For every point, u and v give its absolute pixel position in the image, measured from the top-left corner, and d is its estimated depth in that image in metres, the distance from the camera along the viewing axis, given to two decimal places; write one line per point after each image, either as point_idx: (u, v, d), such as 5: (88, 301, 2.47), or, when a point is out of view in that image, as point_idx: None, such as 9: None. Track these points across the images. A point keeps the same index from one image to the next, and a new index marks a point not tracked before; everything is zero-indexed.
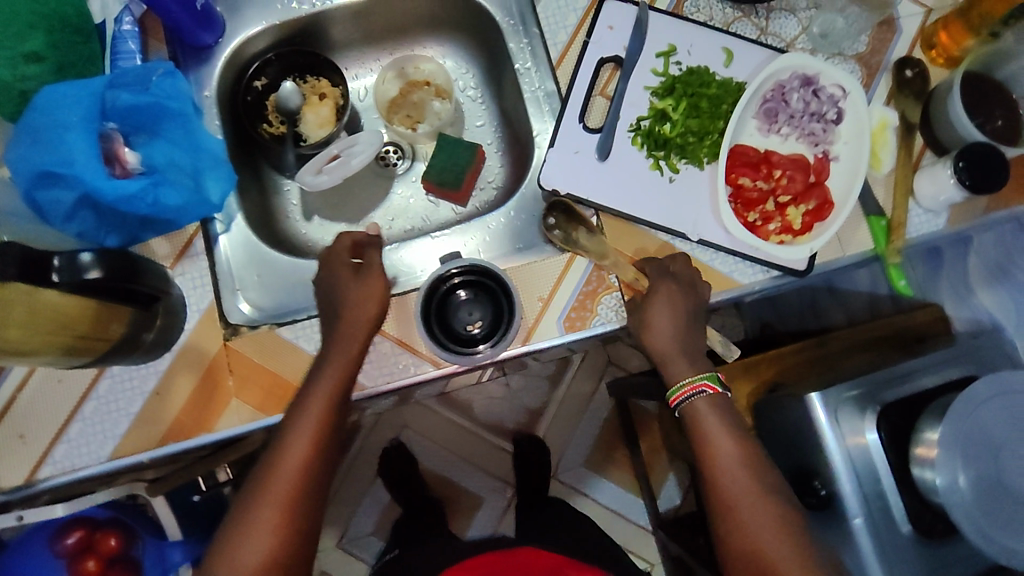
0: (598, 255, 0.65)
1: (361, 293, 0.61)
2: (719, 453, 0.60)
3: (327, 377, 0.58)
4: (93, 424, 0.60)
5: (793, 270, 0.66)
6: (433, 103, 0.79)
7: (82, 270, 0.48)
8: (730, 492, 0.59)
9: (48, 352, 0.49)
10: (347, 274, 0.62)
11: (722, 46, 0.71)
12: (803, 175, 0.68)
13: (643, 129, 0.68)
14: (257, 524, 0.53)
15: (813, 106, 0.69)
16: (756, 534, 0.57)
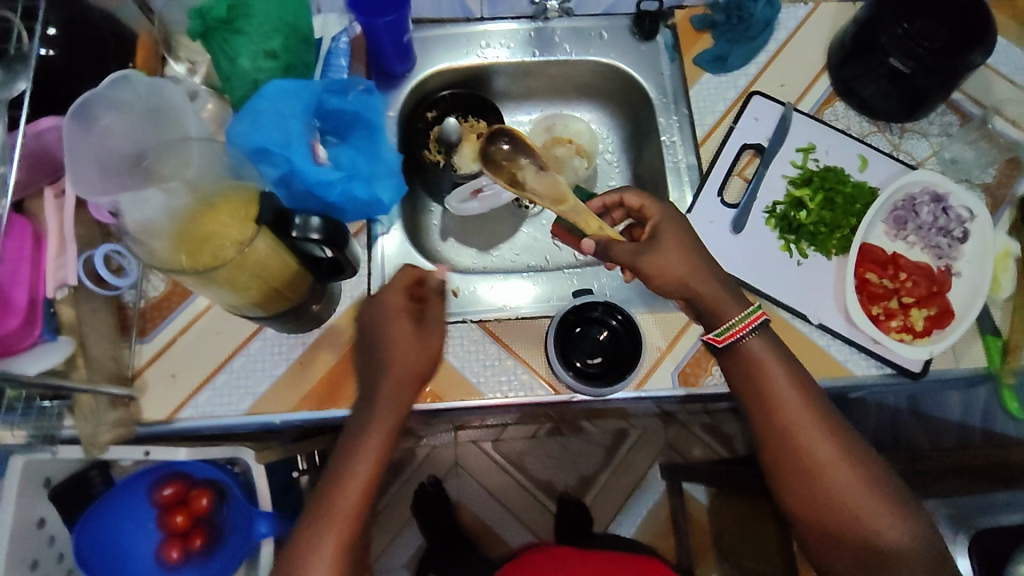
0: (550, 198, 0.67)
1: (424, 347, 0.60)
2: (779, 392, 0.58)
3: (415, 357, 0.59)
4: (237, 377, 0.64)
5: (910, 371, 0.68)
6: (502, 146, 0.70)
7: (309, 231, 0.54)
8: (799, 429, 0.57)
9: (248, 293, 0.56)
10: (406, 325, 0.60)
11: (858, 153, 0.76)
12: (927, 283, 0.71)
13: (778, 213, 0.73)
14: (349, 488, 0.54)
15: (941, 221, 0.73)
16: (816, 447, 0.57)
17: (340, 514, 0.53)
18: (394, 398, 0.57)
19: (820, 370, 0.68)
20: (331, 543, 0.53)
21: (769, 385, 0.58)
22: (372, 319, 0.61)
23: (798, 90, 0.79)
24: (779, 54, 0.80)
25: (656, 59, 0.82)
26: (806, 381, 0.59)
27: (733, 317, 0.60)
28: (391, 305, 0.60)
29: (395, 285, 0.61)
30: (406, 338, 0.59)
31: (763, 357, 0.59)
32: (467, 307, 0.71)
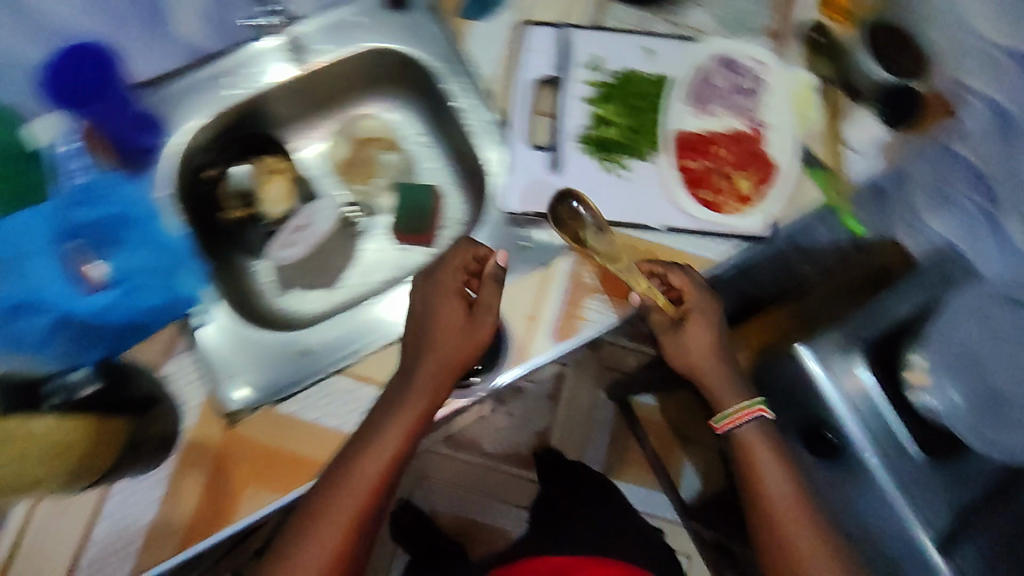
0: (604, 255, 0.66)
1: (466, 336, 0.61)
2: (764, 478, 0.66)
3: (461, 347, 0.61)
4: (108, 544, 0.57)
5: (755, 235, 0.68)
6: (572, 205, 0.68)
7: (76, 390, 0.57)
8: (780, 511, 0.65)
9: (50, 479, 0.54)
10: (458, 310, 0.62)
11: (640, 46, 0.74)
12: (739, 148, 0.71)
13: (591, 137, 0.71)
14: (383, 444, 0.59)
15: (734, 83, 0.74)
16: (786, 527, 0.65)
17: (370, 466, 0.58)
18: (433, 381, 0.60)
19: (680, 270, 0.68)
20: (356, 493, 0.58)
21: (759, 474, 0.66)
22: (423, 307, 0.64)
23: (567, 3, 0.76)
24: None
25: (420, 25, 0.76)
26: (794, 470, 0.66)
27: (733, 406, 0.67)
28: (444, 286, 0.64)
29: (450, 266, 0.65)
30: (450, 326, 0.61)
31: (755, 445, 0.67)
32: (324, 362, 0.65)
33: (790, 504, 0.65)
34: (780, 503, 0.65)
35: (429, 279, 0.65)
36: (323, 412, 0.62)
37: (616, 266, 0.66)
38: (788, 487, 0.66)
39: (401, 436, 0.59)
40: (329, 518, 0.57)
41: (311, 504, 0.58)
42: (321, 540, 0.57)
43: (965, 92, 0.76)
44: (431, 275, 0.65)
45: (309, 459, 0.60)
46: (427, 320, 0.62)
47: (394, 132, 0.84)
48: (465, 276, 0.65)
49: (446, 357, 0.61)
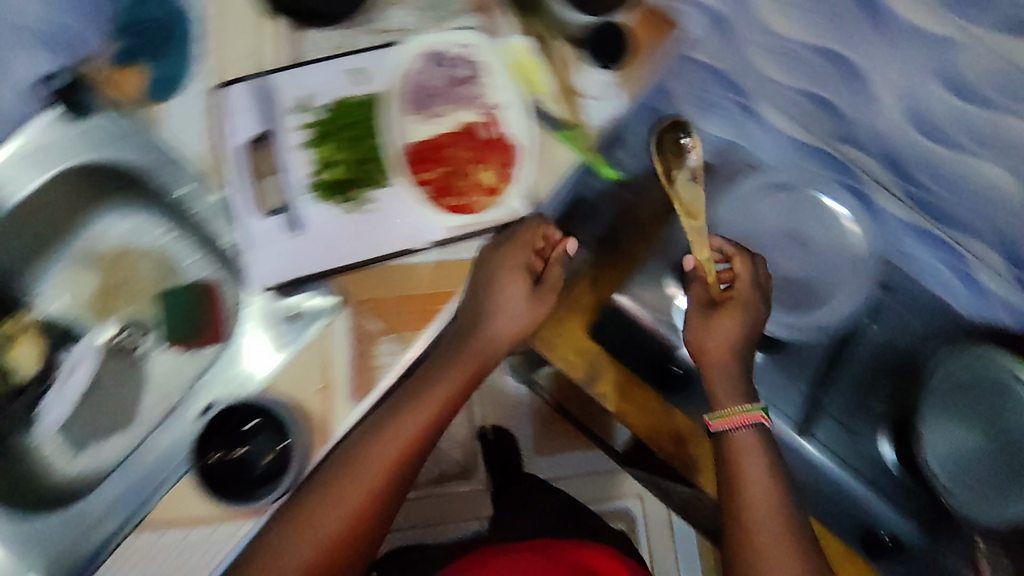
0: (690, 212, 0.69)
1: (524, 309, 0.71)
2: (748, 486, 0.62)
3: (509, 323, 0.70)
4: None
5: (523, 217, 0.68)
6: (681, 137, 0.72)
7: None
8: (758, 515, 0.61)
9: None
10: (520, 286, 0.69)
11: (345, 68, 0.68)
12: (474, 140, 0.68)
13: (321, 183, 0.65)
14: (419, 409, 0.66)
15: (450, 74, 0.69)
16: (765, 546, 0.60)
17: (405, 431, 0.65)
18: (458, 364, 0.69)
19: (459, 278, 0.67)
20: (392, 449, 0.64)
21: (743, 487, 0.63)
22: (498, 263, 0.67)
23: (253, 47, 0.70)
24: (209, 29, 0.70)
25: (108, 128, 0.69)
26: (782, 487, 0.63)
27: (735, 406, 0.66)
28: (504, 262, 0.67)
29: (529, 224, 0.68)
30: (509, 296, 0.69)
31: (744, 451, 0.64)
32: (114, 522, 0.66)
33: (768, 519, 0.61)
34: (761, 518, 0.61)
35: (500, 246, 0.67)
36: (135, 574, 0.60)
37: (695, 222, 0.69)
38: (771, 499, 0.62)
39: (436, 407, 0.67)
40: (366, 462, 0.63)
41: (349, 453, 0.63)
42: (355, 486, 0.63)
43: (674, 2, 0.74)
44: (500, 248, 0.67)
45: None
46: (479, 294, 0.68)
47: (129, 243, 0.70)
48: (535, 254, 0.70)
49: (502, 332, 0.70)
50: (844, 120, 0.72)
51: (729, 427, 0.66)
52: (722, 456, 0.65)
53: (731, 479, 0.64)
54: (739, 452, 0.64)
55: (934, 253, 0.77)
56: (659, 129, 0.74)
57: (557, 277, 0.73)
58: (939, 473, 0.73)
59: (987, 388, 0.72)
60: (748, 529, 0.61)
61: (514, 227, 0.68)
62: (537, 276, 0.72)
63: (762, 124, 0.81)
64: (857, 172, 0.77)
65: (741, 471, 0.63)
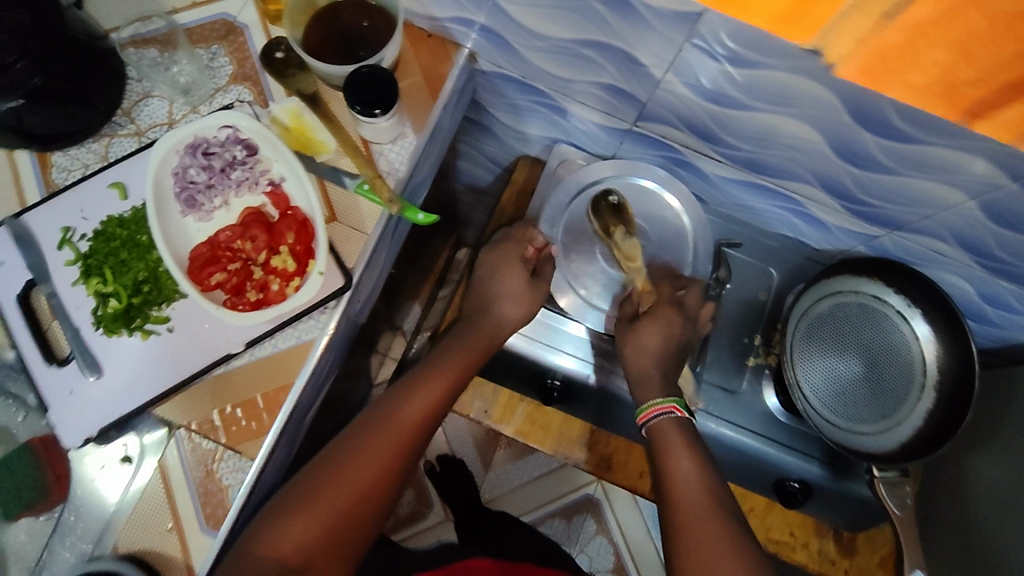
0: (627, 258, 0.76)
1: (521, 292, 0.74)
2: (676, 468, 0.64)
3: (517, 310, 0.74)
4: None
5: (338, 289, 0.63)
6: (612, 199, 0.76)
7: None
8: (695, 513, 0.60)
9: None
10: (521, 274, 0.75)
11: (108, 184, 0.65)
12: (262, 225, 0.63)
13: (103, 317, 0.61)
14: (416, 401, 0.66)
15: (217, 162, 0.65)
16: (693, 524, 0.60)
17: (402, 423, 0.64)
18: (474, 349, 0.72)
19: (292, 367, 0.63)
20: (387, 441, 0.63)
21: (671, 469, 0.64)
22: (494, 264, 0.76)
23: (14, 192, 0.67)
24: None
25: None
26: (711, 471, 0.64)
27: (656, 397, 0.69)
28: (508, 255, 0.76)
29: (517, 232, 0.78)
30: (515, 284, 0.74)
31: (671, 440, 0.66)
32: None
33: (695, 496, 0.62)
34: (692, 497, 0.62)
35: (496, 249, 0.78)
36: None
37: (634, 264, 0.75)
38: (700, 480, 0.63)
39: (413, 421, 0.65)
40: (362, 456, 0.62)
41: (346, 449, 0.62)
42: (349, 482, 0.60)
43: (442, 24, 0.72)
44: (495, 252, 0.77)
45: None
46: (494, 281, 0.75)
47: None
48: (526, 246, 0.76)
49: (508, 321, 0.74)
50: (638, 102, 0.70)
51: (651, 416, 0.68)
52: (653, 446, 0.67)
53: (660, 466, 0.65)
54: (670, 446, 0.66)
55: (773, 203, 0.76)
56: (594, 197, 0.77)
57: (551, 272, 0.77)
58: (811, 405, 0.73)
59: (860, 320, 0.73)
60: (679, 512, 0.61)
61: (507, 237, 0.78)
62: (533, 272, 0.76)
63: (573, 120, 0.80)
64: (673, 146, 0.75)
65: (670, 460, 0.65)
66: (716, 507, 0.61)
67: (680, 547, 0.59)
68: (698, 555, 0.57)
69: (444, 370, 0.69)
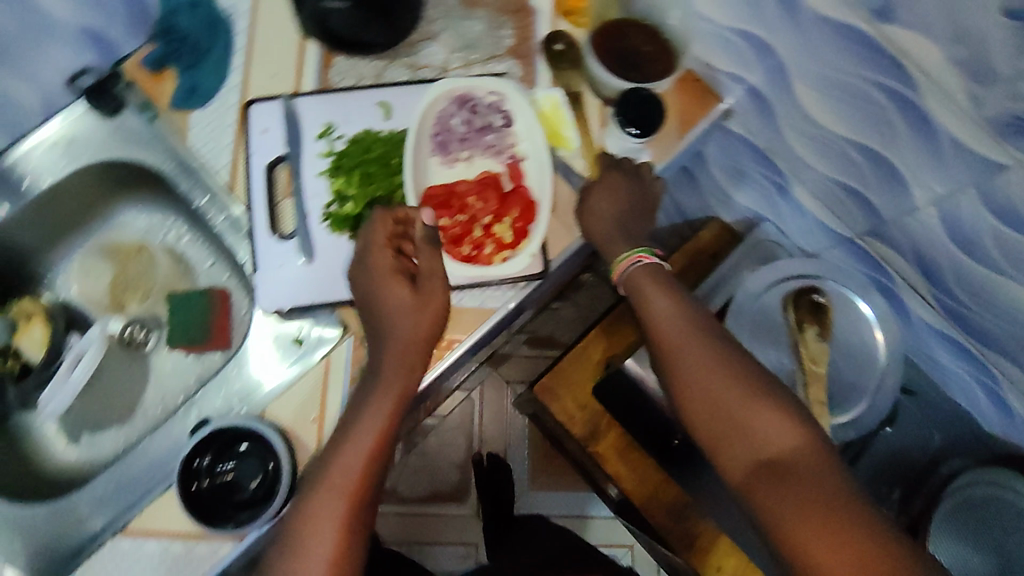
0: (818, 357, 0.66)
1: (397, 310, 0.59)
2: (656, 311, 0.62)
3: (415, 325, 0.58)
4: None
5: (537, 275, 0.67)
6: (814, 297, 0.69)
7: None
8: (676, 347, 0.60)
9: None
10: (401, 289, 0.59)
11: (377, 101, 0.70)
12: (494, 191, 0.68)
13: (334, 214, 0.66)
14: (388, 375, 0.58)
15: (478, 121, 0.69)
16: (698, 372, 0.58)
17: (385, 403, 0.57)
18: (395, 359, 0.58)
19: (466, 325, 0.67)
20: (375, 419, 0.57)
21: (648, 309, 0.63)
22: (364, 285, 0.61)
23: (292, 74, 0.73)
24: (249, 42, 0.73)
25: (138, 129, 0.73)
26: (683, 295, 0.63)
27: (619, 252, 0.65)
28: (381, 272, 0.60)
29: (377, 223, 0.61)
30: (398, 302, 0.59)
31: (644, 275, 0.64)
32: (103, 518, 0.64)
33: (666, 307, 0.62)
34: (678, 335, 0.60)
35: (364, 265, 0.61)
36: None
37: (819, 370, 0.65)
38: (676, 307, 0.62)
39: (347, 496, 0.55)
40: (354, 436, 0.57)
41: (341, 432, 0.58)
42: (345, 468, 0.56)
43: (718, 74, 0.73)
44: (362, 264, 0.61)
45: None
46: (378, 313, 0.60)
47: (156, 236, 0.81)
48: (392, 252, 0.61)
49: (406, 342, 0.58)
50: (878, 218, 0.68)
51: (623, 270, 0.65)
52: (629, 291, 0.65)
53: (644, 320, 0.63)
54: (647, 290, 0.63)
55: (963, 365, 0.71)
56: (794, 292, 0.70)
57: (437, 261, 0.60)
58: None
59: (1010, 519, 0.68)
60: (687, 368, 0.59)
61: (367, 242, 0.61)
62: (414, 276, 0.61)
63: (794, 205, 0.78)
64: (890, 273, 0.72)
65: (647, 302, 0.63)
66: (691, 329, 0.60)
67: (680, 383, 0.59)
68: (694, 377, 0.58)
69: (357, 450, 0.56)
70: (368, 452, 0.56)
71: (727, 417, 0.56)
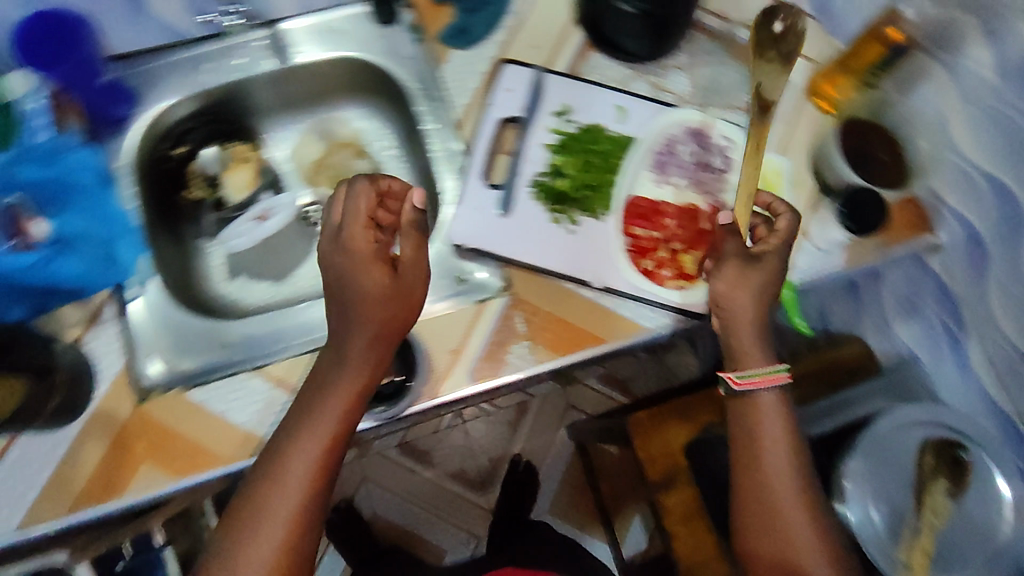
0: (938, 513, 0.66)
1: (366, 293, 0.60)
2: (765, 436, 0.63)
3: (384, 315, 0.61)
4: (16, 471, 0.61)
5: (697, 313, 0.68)
6: (960, 456, 0.67)
7: None
8: (761, 482, 0.63)
9: None
10: (378, 273, 0.61)
11: (614, 104, 0.74)
12: (692, 223, 0.71)
13: (543, 184, 0.71)
14: (360, 353, 0.61)
15: (701, 156, 0.73)
16: (777, 506, 0.62)
17: (351, 384, 0.61)
18: (365, 345, 0.61)
19: (613, 333, 0.68)
20: (343, 395, 0.60)
21: (758, 430, 0.64)
22: (337, 261, 0.61)
23: (550, 51, 0.78)
24: (526, 9, 0.78)
25: (402, 43, 0.79)
26: (794, 425, 0.64)
27: (760, 366, 0.64)
28: (357, 252, 0.61)
29: (359, 196, 0.62)
30: (371, 284, 0.60)
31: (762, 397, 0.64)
32: (243, 353, 0.68)
33: (778, 433, 0.63)
34: (778, 470, 0.62)
35: (336, 241, 0.62)
36: (226, 406, 0.64)
37: (935, 522, 0.66)
38: (787, 442, 0.63)
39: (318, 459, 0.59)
40: (321, 408, 0.60)
41: (309, 398, 0.61)
42: (313, 435, 0.59)
43: (942, 207, 0.72)
44: (335, 241, 0.62)
45: (213, 453, 0.62)
46: (349, 292, 0.61)
47: (366, 142, 0.87)
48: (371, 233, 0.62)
49: (374, 332, 0.60)
50: None
51: (754, 386, 0.64)
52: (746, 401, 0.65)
53: (749, 435, 0.64)
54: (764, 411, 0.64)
55: None
56: (934, 441, 0.68)
57: (417, 251, 0.63)
58: None
59: None
60: (770, 498, 0.62)
61: (348, 216, 0.62)
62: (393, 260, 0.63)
63: (960, 359, 0.77)
64: None
65: (760, 429, 0.63)
66: (793, 468, 0.63)
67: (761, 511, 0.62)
68: (780, 513, 0.61)
69: (316, 433, 0.59)
70: (336, 423, 0.60)
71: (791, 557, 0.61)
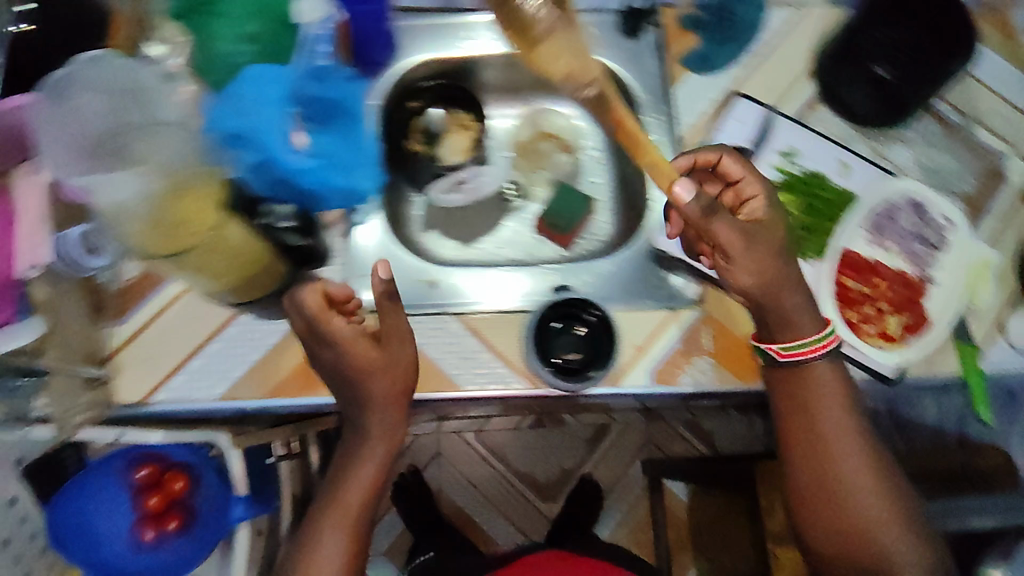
0: None
1: (371, 374, 0.64)
2: (821, 410, 0.63)
3: (386, 384, 0.65)
4: (230, 347, 0.68)
5: (885, 376, 0.70)
6: None
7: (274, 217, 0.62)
8: (821, 455, 0.64)
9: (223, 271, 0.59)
10: (362, 347, 0.64)
11: (838, 157, 0.76)
12: (902, 289, 0.72)
13: None
14: (383, 420, 0.68)
15: (919, 228, 0.74)
16: (848, 475, 0.63)
17: (379, 441, 0.68)
18: (383, 408, 0.66)
19: None
20: (376, 448, 0.68)
21: (814, 413, 0.64)
22: (324, 350, 0.65)
23: (782, 94, 0.80)
24: (768, 51, 0.81)
25: (642, 55, 0.83)
26: (850, 399, 0.64)
27: (806, 335, 0.63)
28: (339, 340, 0.64)
29: (312, 289, 0.63)
30: (360, 355, 0.64)
31: (817, 374, 0.64)
32: (445, 296, 0.73)
33: (837, 412, 0.64)
34: (842, 445, 0.63)
35: (319, 334, 0.64)
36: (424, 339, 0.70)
37: None
38: (843, 416, 0.64)
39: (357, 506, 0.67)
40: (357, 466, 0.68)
41: (346, 459, 0.69)
42: (354, 485, 0.67)
43: None
44: (315, 331, 0.64)
45: None
46: (345, 369, 0.64)
47: (577, 138, 0.92)
48: (345, 317, 0.64)
49: (384, 400, 0.66)
50: None
51: (804, 355, 0.63)
52: (796, 375, 0.64)
53: (801, 406, 0.64)
54: (818, 385, 0.64)
55: None
56: None
57: (400, 320, 0.66)
58: None
59: None
60: (835, 466, 0.63)
61: (309, 312, 0.63)
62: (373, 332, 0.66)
63: None
64: None
65: (817, 410, 0.64)
66: (857, 445, 0.64)
67: (826, 481, 0.64)
68: (846, 488, 0.63)
69: (356, 485, 0.67)
70: (371, 476, 0.68)
71: (855, 528, 0.63)
